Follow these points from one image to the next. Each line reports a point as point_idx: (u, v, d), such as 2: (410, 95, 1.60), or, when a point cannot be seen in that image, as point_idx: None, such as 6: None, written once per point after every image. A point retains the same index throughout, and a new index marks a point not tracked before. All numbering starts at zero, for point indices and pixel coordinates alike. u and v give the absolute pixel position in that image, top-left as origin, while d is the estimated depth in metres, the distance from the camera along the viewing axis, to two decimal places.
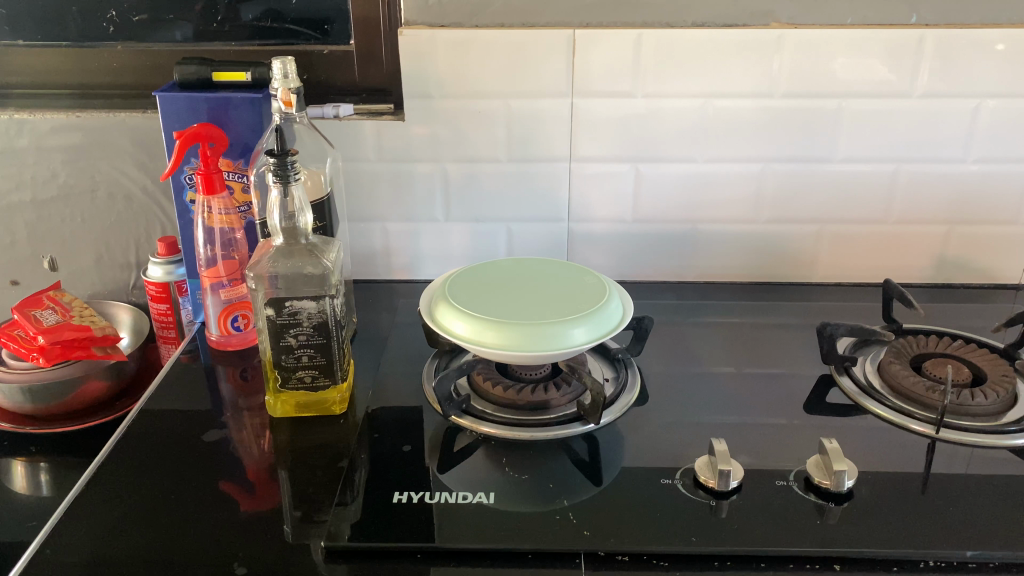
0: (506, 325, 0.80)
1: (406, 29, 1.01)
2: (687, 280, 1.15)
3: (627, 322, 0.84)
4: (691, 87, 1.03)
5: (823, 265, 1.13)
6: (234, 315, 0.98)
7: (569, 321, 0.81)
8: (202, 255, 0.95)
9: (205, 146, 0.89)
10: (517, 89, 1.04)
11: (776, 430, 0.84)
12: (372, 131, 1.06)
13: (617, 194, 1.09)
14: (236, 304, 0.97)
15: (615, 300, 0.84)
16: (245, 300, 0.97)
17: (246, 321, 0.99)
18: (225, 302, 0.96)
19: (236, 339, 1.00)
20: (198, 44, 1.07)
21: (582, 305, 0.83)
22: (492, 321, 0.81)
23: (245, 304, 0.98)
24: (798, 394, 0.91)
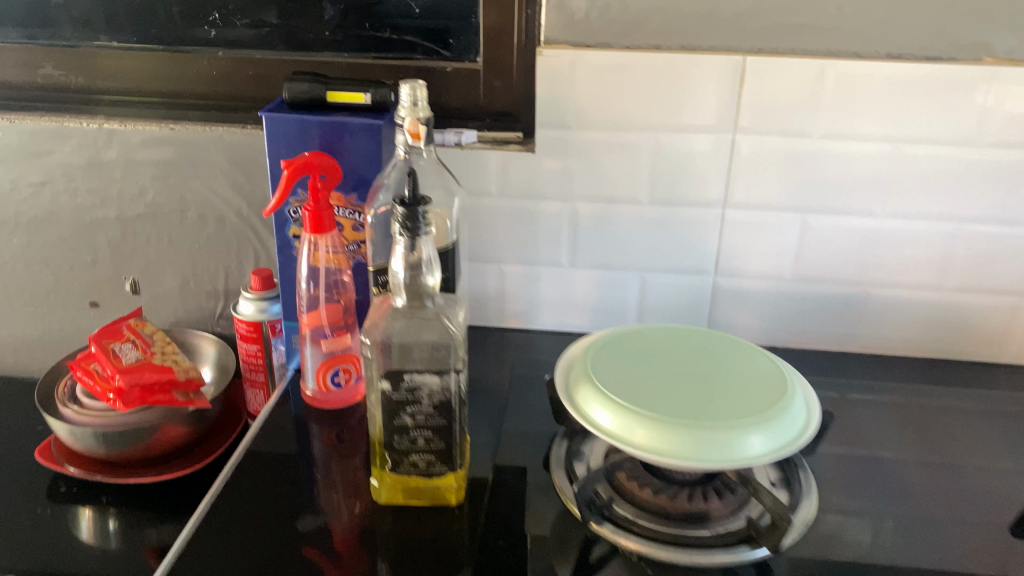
0: (664, 421, 0.66)
1: (546, 49, 0.87)
2: (848, 350, 0.99)
3: (814, 428, 0.69)
4: (878, 129, 0.87)
5: (1016, 344, 0.95)
6: (334, 369, 0.85)
7: (744, 423, 0.66)
8: (304, 298, 0.83)
9: (315, 177, 0.77)
10: (669, 123, 0.88)
11: (999, 570, 0.67)
12: (497, 162, 0.92)
13: (775, 248, 0.93)
14: (338, 357, 0.84)
15: (799, 401, 0.69)
16: (348, 352, 0.85)
17: (348, 378, 0.86)
18: (326, 352, 0.84)
19: (335, 397, 0.87)
20: (307, 54, 0.95)
21: (758, 402, 0.68)
22: (647, 414, 0.67)
23: (348, 357, 0.85)
24: (1011, 515, 0.74)
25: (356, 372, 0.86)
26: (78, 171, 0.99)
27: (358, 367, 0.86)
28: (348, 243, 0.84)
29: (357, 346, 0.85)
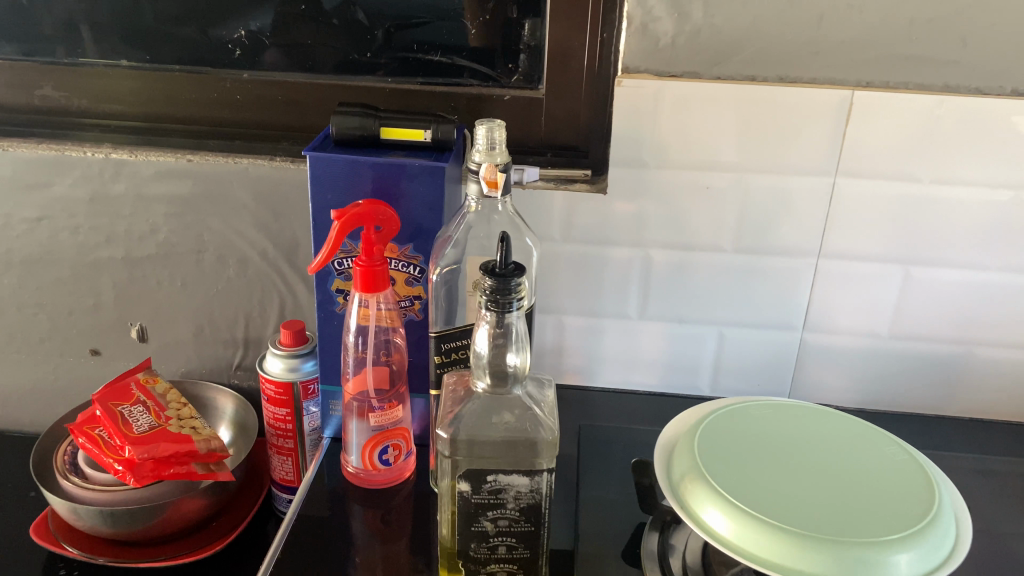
0: (782, 526, 0.55)
1: (625, 78, 0.76)
2: (945, 413, 0.89)
3: (964, 550, 0.57)
4: (997, 174, 0.77)
5: None
6: (383, 445, 0.73)
7: (878, 538, 0.55)
8: (350, 362, 0.72)
9: (370, 229, 0.66)
10: (761, 163, 0.78)
11: None
12: (562, 203, 0.82)
13: (872, 302, 0.84)
14: (388, 432, 0.73)
15: (947, 515, 0.57)
16: (399, 426, 0.73)
17: (397, 455, 0.75)
18: (376, 427, 0.72)
19: (381, 475, 0.75)
20: (346, 78, 0.84)
21: (896, 512, 0.57)
22: (761, 516, 0.56)
23: (399, 431, 0.74)
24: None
25: (406, 447, 0.75)
26: (81, 206, 0.87)
27: (408, 441, 0.75)
28: (400, 299, 0.72)
29: (408, 418, 0.74)
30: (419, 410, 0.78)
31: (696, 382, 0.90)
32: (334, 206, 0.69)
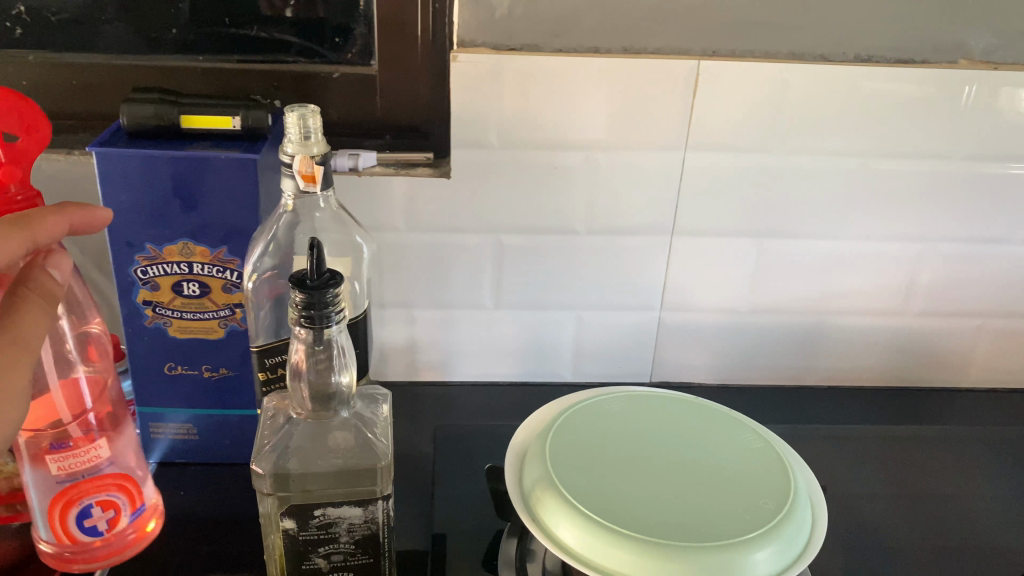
0: (618, 530, 0.53)
1: (461, 53, 0.70)
2: (805, 383, 0.89)
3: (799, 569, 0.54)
4: (846, 143, 0.76)
5: (979, 368, 0.89)
6: (84, 504, 0.59)
7: (709, 547, 0.52)
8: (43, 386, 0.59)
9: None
10: (611, 139, 0.74)
11: None
12: (403, 189, 0.75)
13: (730, 278, 0.82)
14: (86, 482, 0.59)
15: (791, 519, 0.55)
16: (108, 474, 0.60)
17: (112, 519, 0.60)
18: (65, 476, 0.58)
19: (98, 550, 0.60)
20: (150, 57, 0.75)
21: (737, 516, 0.55)
22: (599, 518, 0.53)
23: (111, 482, 0.60)
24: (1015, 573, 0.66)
25: (126, 505, 0.61)
26: None
27: (127, 501, 0.61)
28: (217, 308, 0.65)
29: (123, 463, 0.61)
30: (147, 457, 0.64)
31: (558, 369, 0.86)
32: (130, 207, 0.61)
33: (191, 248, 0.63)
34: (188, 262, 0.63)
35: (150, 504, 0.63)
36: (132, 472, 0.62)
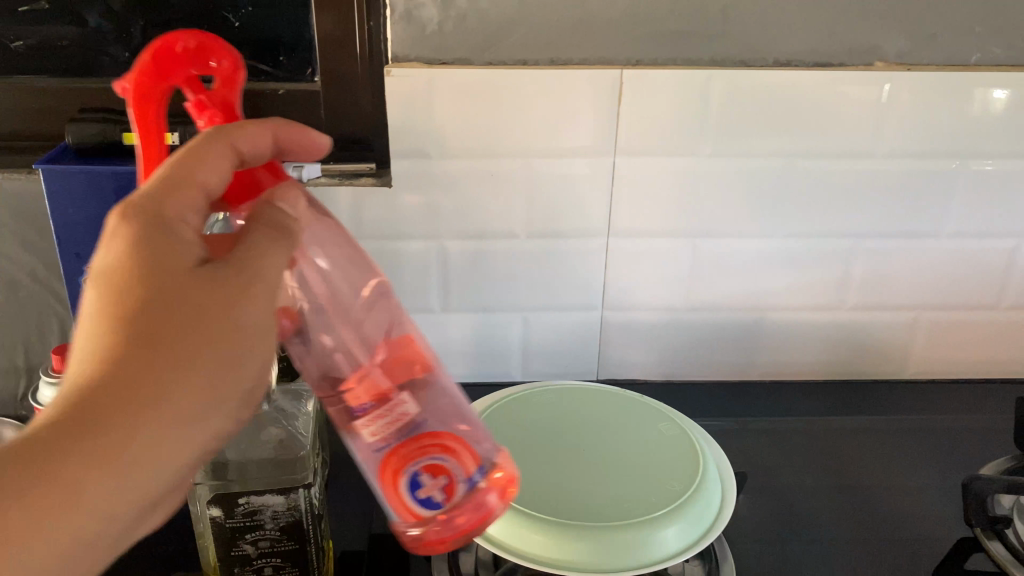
0: (530, 514, 0.57)
1: (393, 67, 0.74)
2: (749, 377, 0.92)
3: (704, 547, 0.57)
4: (771, 145, 0.79)
5: (917, 358, 0.92)
6: (408, 473, 0.47)
7: (613, 527, 0.56)
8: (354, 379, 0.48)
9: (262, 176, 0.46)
10: (544, 146, 0.78)
11: None
12: (347, 199, 0.79)
13: (667, 277, 0.85)
14: (419, 443, 0.47)
15: (698, 499, 0.59)
16: (412, 438, 0.47)
17: (446, 487, 0.47)
18: (381, 442, 0.47)
19: (454, 525, 0.48)
20: (103, 79, 0.78)
21: (647, 499, 0.58)
22: (513, 504, 0.58)
23: (421, 445, 0.47)
24: (930, 550, 0.69)
25: (461, 470, 0.48)
26: None
27: (453, 459, 0.47)
28: None
29: (436, 422, 0.48)
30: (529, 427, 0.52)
31: (508, 369, 0.89)
32: (76, 221, 0.65)
33: None
34: None
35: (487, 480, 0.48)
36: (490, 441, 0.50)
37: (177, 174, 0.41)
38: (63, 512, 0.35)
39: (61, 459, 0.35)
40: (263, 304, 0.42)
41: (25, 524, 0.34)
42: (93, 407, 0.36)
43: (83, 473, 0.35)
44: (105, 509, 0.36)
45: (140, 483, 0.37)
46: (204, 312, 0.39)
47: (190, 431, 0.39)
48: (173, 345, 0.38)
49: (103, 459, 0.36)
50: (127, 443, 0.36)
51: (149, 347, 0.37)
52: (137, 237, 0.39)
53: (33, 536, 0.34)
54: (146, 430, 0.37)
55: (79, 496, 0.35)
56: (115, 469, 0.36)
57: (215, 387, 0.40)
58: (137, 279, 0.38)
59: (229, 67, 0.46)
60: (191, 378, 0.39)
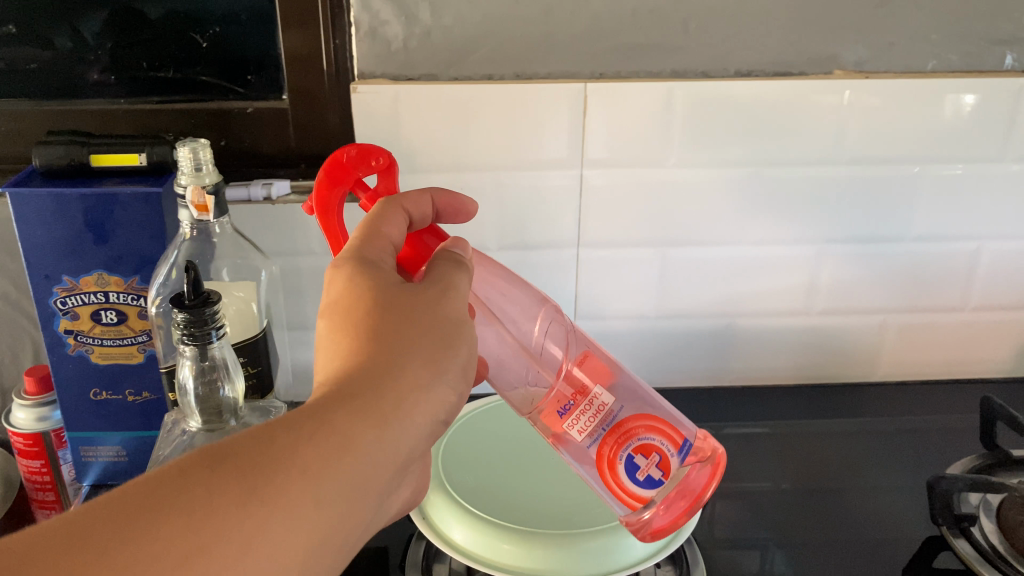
0: (500, 525, 0.57)
1: (361, 84, 0.75)
2: (721, 383, 0.94)
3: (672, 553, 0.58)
4: (735, 153, 0.81)
5: (887, 360, 0.94)
6: (623, 458, 0.52)
7: (581, 536, 0.57)
8: (509, 389, 0.55)
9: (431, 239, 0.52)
10: (512, 159, 0.79)
11: None
12: None
13: (637, 286, 0.86)
14: (617, 433, 0.52)
15: None
16: (617, 427, 0.53)
17: (662, 463, 0.52)
18: (591, 436, 0.52)
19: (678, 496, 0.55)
20: (73, 101, 0.79)
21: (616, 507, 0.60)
22: (484, 516, 0.58)
23: (626, 431, 0.53)
24: (900, 549, 0.70)
25: (668, 446, 0.53)
26: None
27: (668, 439, 0.53)
28: (136, 334, 0.69)
29: (634, 410, 0.53)
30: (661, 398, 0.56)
31: None
32: (45, 243, 0.65)
33: (106, 278, 0.67)
34: (105, 292, 0.67)
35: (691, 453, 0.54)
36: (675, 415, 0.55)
37: (367, 228, 0.48)
38: (281, 510, 0.35)
39: (288, 458, 0.36)
40: (450, 320, 0.45)
41: (251, 517, 0.34)
42: (341, 425, 0.38)
43: (288, 470, 0.36)
44: (312, 524, 0.36)
45: (342, 503, 0.37)
46: (446, 349, 0.44)
47: (383, 458, 0.40)
48: (397, 373, 0.41)
49: (333, 450, 0.37)
50: (335, 454, 0.37)
51: (368, 376, 0.41)
52: (350, 280, 0.44)
53: (253, 534, 0.34)
54: (368, 429, 0.39)
55: (296, 497, 0.35)
56: (328, 476, 0.37)
57: (417, 418, 0.42)
58: (417, 313, 0.44)
59: (389, 164, 0.53)
60: (406, 404, 0.41)
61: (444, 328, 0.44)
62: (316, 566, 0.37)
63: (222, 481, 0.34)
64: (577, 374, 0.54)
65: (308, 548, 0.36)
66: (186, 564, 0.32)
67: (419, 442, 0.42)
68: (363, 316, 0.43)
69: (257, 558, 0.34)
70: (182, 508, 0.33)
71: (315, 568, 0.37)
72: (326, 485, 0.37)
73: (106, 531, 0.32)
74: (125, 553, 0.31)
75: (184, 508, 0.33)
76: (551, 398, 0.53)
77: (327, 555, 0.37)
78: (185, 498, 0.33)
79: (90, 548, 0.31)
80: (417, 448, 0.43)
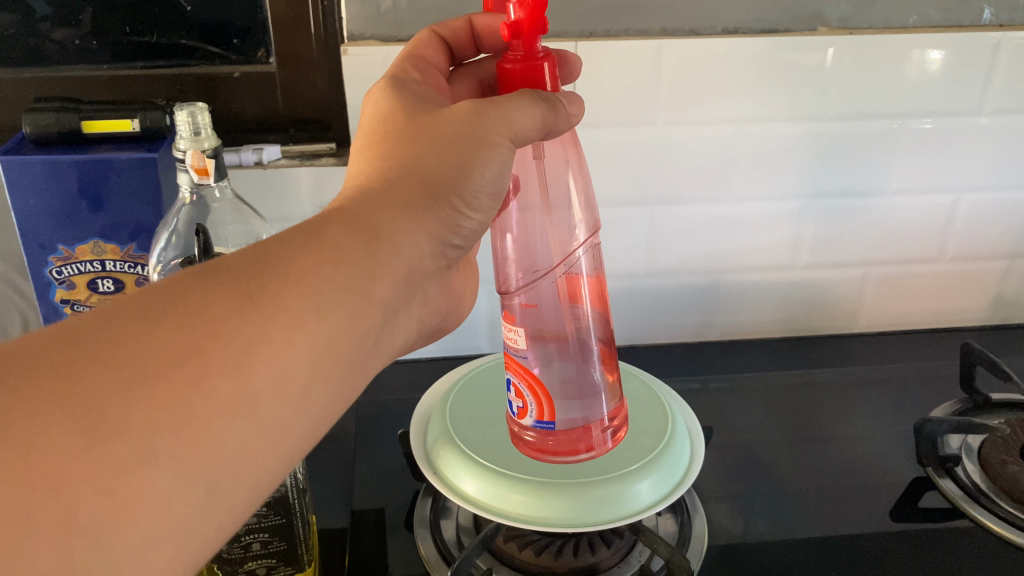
0: (510, 475, 0.59)
1: (351, 46, 0.75)
2: (708, 338, 0.96)
3: (675, 500, 0.60)
4: (722, 111, 0.81)
5: (867, 312, 0.97)
6: (510, 381, 0.57)
7: (589, 484, 0.58)
8: (504, 252, 0.55)
9: (549, 79, 0.49)
10: None
11: (891, 564, 0.64)
12: (308, 181, 0.80)
13: (628, 245, 0.88)
14: (519, 365, 0.55)
15: (668, 455, 0.62)
16: (517, 362, 0.55)
17: (523, 409, 0.57)
18: (511, 346, 0.55)
19: (561, 448, 0.57)
20: (55, 69, 0.77)
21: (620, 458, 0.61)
22: (494, 467, 0.60)
23: (518, 370, 0.55)
24: (890, 492, 0.72)
25: (535, 410, 0.56)
26: None
27: (540, 410, 0.55)
28: None
29: (544, 366, 0.54)
30: (606, 367, 0.56)
31: (475, 342, 0.91)
32: (40, 212, 0.64)
33: (102, 247, 0.66)
34: (101, 260, 0.67)
35: (566, 428, 0.56)
36: (594, 391, 0.56)
37: (409, 54, 0.58)
38: (279, 313, 0.37)
39: (283, 266, 0.38)
40: (470, 146, 0.46)
41: (249, 320, 0.36)
42: (338, 237, 0.41)
43: (282, 280, 0.37)
44: (314, 330, 0.38)
45: (342, 309, 0.39)
46: (457, 163, 0.46)
47: (380, 273, 0.42)
48: (393, 192, 0.45)
49: (330, 257, 0.40)
50: (335, 263, 0.40)
51: (368, 195, 0.44)
52: (382, 103, 0.51)
53: (253, 336, 0.36)
54: (364, 243, 0.42)
55: (292, 303, 0.37)
56: (327, 286, 0.39)
57: (411, 236, 0.44)
58: (433, 124, 0.47)
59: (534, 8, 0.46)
60: (407, 224, 0.44)
61: (462, 133, 0.46)
62: (318, 381, 0.39)
63: (224, 289, 0.36)
64: (543, 300, 0.54)
65: (312, 353, 0.38)
66: (189, 363, 0.33)
67: (423, 259, 0.45)
68: (382, 139, 0.48)
69: (258, 361, 0.36)
70: (180, 313, 0.35)
71: (312, 386, 0.39)
72: (325, 287, 0.39)
73: (103, 338, 0.33)
74: (129, 351, 0.33)
75: (182, 314, 0.35)
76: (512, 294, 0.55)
77: (332, 366, 0.39)
78: (181, 304, 0.35)
79: (89, 349, 0.32)
80: (422, 266, 0.46)
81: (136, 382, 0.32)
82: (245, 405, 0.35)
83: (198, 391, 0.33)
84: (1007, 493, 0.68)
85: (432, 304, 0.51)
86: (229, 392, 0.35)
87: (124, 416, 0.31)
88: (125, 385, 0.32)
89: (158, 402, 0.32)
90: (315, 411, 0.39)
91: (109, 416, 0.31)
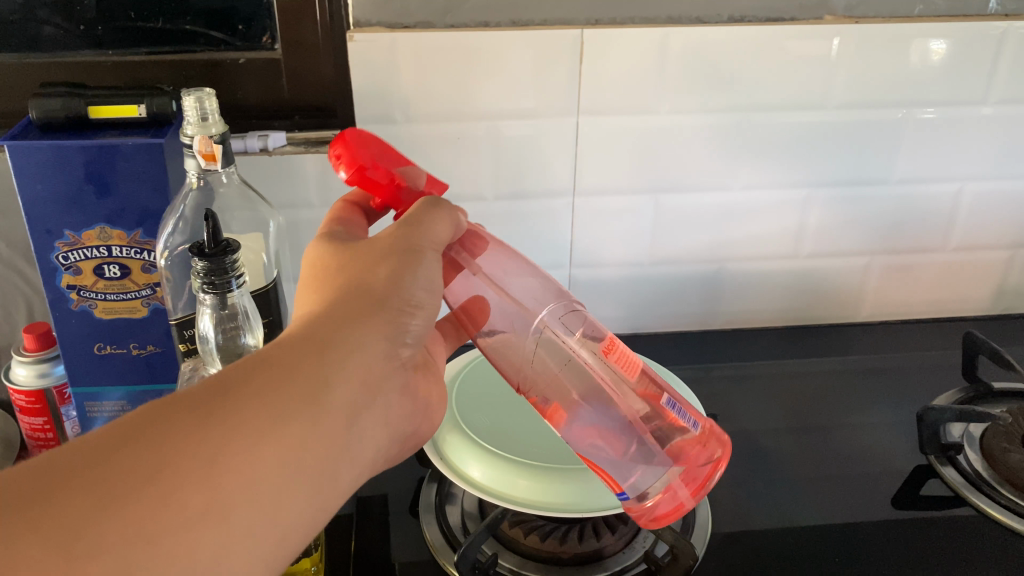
0: (517, 461, 0.59)
1: (357, 33, 0.74)
2: (711, 327, 0.96)
3: None
4: (728, 100, 0.82)
5: (870, 301, 0.97)
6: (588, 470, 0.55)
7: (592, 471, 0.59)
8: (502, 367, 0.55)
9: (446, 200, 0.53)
10: (508, 107, 0.79)
11: (892, 550, 0.64)
12: (313, 168, 0.80)
13: (632, 233, 0.88)
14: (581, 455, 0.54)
15: None
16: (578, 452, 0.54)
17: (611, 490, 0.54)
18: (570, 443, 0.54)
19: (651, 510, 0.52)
20: (60, 54, 0.77)
21: None
22: (501, 454, 0.60)
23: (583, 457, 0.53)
24: (891, 479, 0.73)
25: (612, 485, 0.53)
26: None
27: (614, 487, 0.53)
28: (139, 287, 0.69)
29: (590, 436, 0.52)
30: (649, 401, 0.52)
31: None
32: (46, 197, 0.64)
33: (108, 232, 0.66)
34: (107, 246, 0.67)
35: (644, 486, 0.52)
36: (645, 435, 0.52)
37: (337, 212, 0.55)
38: (240, 428, 0.36)
39: (238, 383, 0.38)
40: (407, 252, 0.47)
41: (210, 436, 0.35)
42: (292, 354, 0.40)
43: (239, 398, 0.37)
44: (280, 443, 0.37)
45: (305, 421, 0.39)
46: (396, 272, 0.47)
47: (342, 378, 0.41)
48: (346, 308, 0.44)
49: (282, 372, 0.39)
50: (290, 378, 0.39)
51: (320, 315, 0.44)
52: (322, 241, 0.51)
53: (218, 453, 0.35)
54: (320, 355, 0.41)
55: (252, 416, 0.37)
56: (284, 398, 0.38)
57: (373, 342, 0.44)
58: (372, 247, 0.48)
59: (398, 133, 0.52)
60: (366, 332, 0.44)
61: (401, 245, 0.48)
62: (298, 482, 0.38)
63: (181, 413, 0.35)
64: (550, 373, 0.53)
65: (284, 462, 0.37)
66: (153, 484, 0.33)
67: (389, 362, 0.45)
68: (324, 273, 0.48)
69: (226, 476, 0.35)
70: (144, 436, 0.34)
71: (292, 483, 0.38)
72: (283, 403, 0.38)
73: (72, 465, 0.33)
74: (91, 479, 0.32)
75: (146, 436, 0.34)
76: (529, 387, 0.54)
77: (306, 473, 0.39)
78: (145, 426, 0.35)
79: (53, 477, 0.32)
80: (391, 366, 0.45)
81: (102, 506, 0.32)
82: (219, 515, 0.35)
83: (168, 505, 0.33)
84: (1009, 482, 0.68)
85: (410, 409, 0.50)
86: (202, 503, 0.34)
87: (98, 536, 0.31)
88: (95, 509, 0.32)
89: (127, 524, 0.32)
90: (298, 504, 0.38)
91: (82, 539, 0.31)
